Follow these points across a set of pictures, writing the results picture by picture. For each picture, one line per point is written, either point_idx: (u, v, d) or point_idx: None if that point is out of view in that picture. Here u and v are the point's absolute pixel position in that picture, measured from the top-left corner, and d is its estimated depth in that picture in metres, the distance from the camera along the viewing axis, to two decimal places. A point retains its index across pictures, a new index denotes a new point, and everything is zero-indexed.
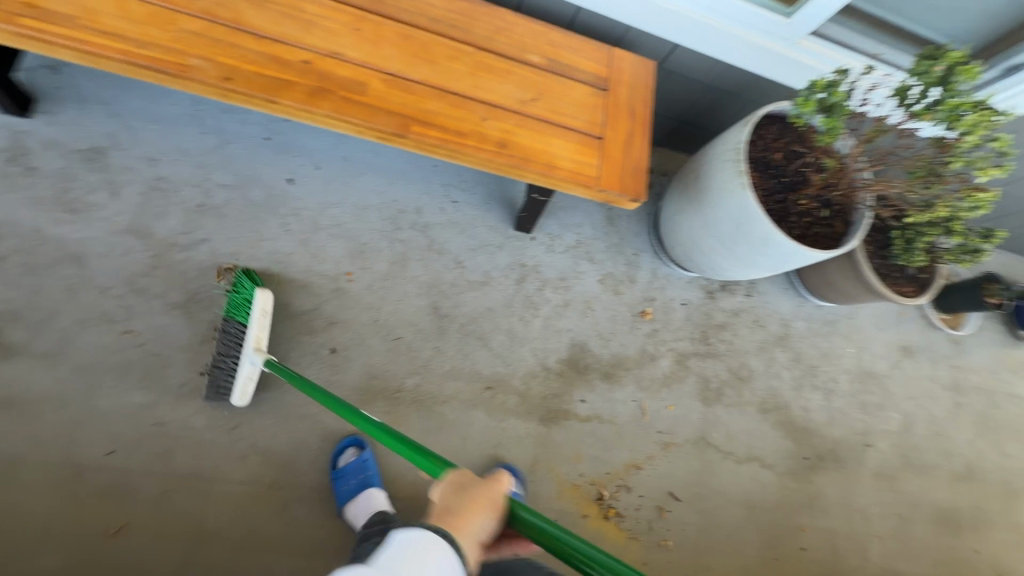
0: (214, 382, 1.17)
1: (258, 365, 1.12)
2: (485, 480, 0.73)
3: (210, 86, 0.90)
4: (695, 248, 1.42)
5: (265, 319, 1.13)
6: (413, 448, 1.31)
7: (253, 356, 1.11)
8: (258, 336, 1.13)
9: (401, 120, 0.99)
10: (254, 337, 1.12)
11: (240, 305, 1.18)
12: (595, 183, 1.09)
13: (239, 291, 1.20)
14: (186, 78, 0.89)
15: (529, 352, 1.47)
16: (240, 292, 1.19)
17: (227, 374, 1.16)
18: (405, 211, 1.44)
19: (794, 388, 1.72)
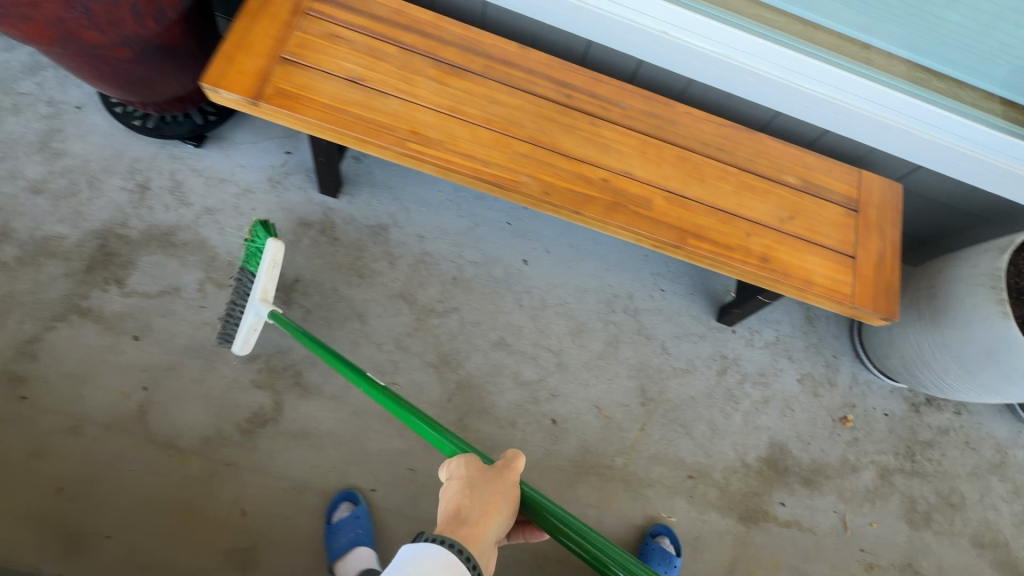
0: (221, 328, 1.26)
1: (260, 315, 1.21)
2: (500, 474, 0.80)
3: (533, 199, 1.07)
4: (923, 363, 1.39)
5: (271, 271, 1.20)
6: (620, 528, 1.36)
7: (258, 306, 1.21)
8: (265, 287, 1.21)
9: (680, 234, 1.11)
10: (261, 288, 1.20)
11: (250, 254, 1.24)
12: (851, 301, 1.14)
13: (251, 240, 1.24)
14: (516, 191, 1.07)
15: (729, 446, 1.48)
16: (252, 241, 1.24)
17: (232, 322, 1.25)
18: (619, 296, 1.55)
19: (1015, 524, 1.55)
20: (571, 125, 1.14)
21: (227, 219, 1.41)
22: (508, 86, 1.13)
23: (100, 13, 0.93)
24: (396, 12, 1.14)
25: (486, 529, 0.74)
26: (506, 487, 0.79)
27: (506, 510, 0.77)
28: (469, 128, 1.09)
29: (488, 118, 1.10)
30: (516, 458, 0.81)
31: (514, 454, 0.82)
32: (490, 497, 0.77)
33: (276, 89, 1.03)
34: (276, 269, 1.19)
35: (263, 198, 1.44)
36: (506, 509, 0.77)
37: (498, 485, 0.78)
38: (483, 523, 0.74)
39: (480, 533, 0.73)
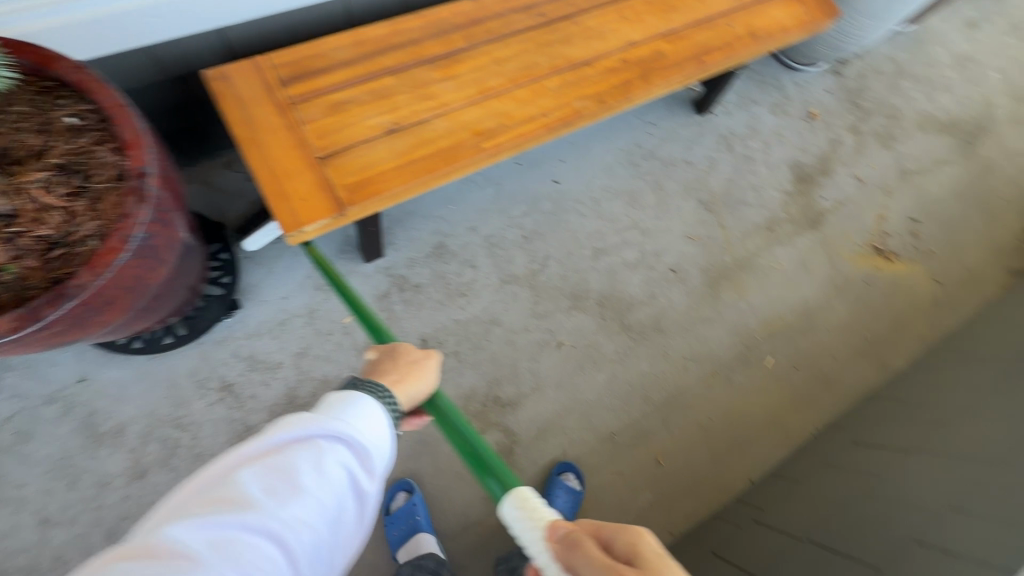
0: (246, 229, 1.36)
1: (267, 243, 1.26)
2: (412, 359, 0.81)
3: (596, 114, 1.15)
4: (847, 36, 1.76)
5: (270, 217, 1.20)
6: (763, 295, 1.68)
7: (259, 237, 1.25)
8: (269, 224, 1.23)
9: (698, 59, 1.25)
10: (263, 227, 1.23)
11: None
12: (814, 23, 1.39)
13: None
14: (581, 118, 1.14)
15: (772, 190, 1.81)
16: None
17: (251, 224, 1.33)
18: (632, 151, 1.72)
19: (927, 100, 2.11)
20: (566, 36, 1.19)
21: (324, 346, 1.34)
22: (498, 41, 1.14)
23: (165, 239, 0.81)
24: (358, 44, 1.07)
25: (406, 388, 0.77)
26: (417, 366, 0.81)
27: (425, 382, 0.80)
28: (507, 97, 1.11)
29: (511, 78, 1.12)
30: (432, 355, 0.85)
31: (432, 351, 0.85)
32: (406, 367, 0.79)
33: (347, 187, 0.98)
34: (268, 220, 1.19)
35: (332, 306, 1.37)
36: (423, 380, 0.79)
37: (415, 361, 0.81)
38: (404, 380, 0.78)
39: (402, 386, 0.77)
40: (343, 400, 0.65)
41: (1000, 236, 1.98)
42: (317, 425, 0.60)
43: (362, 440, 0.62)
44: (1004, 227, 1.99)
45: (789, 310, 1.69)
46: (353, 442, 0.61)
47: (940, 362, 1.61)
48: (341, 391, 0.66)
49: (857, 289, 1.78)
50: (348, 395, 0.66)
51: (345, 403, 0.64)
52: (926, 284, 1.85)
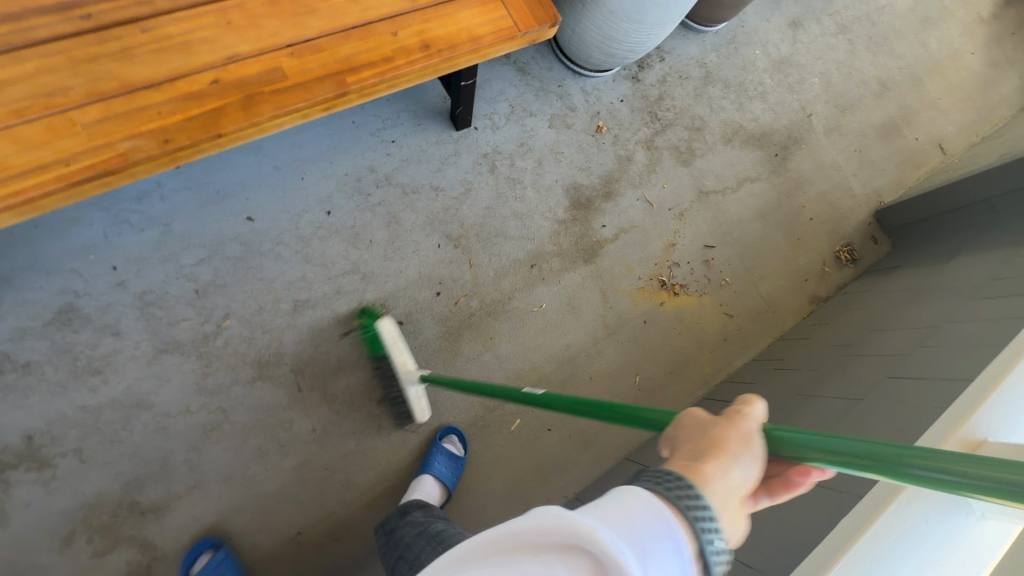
0: (394, 406, 1.28)
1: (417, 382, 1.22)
2: None
3: (159, 159, 0.86)
4: (611, 44, 1.50)
5: (398, 343, 1.22)
6: (516, 344, 1.46)
7: (410, 377, 1.21)
8: (404, 359, 1.22)
9: (335, 80, 0.98)
10: (401, 362, 1.21)
11: (373, 344, 1.28)
12: (517, 31, 1.14)
13: (366, 333, 1.29)
14: (133, 165, 0.85)
15: (540, 219, 1.57)
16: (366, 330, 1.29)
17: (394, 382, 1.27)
18: (362, 176, 1.44)
19: (738, 109, 1.93)
20: (124, 48, 0.87)
21: None
22: (2, 55, 0.82)
23: None
24: None
25: (722, 473, 0.53)
26: (742, 436, 0.56)
27: None
28: (1, 137, 0.80)
29: (16, 111, 0.81)
30: (753, 402, 0.60)
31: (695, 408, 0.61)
32: (719, 439, 0.55)
33: None
34: (401, 339, 1.22)
35: None
36: None
37: (726, 431, 0.56)
38: (713, 466, 0.53)
39: (714, 473, 0.52)
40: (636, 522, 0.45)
41: (803, 260, 1.87)
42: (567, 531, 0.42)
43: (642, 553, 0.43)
44: (808, 250, 1.88)
45: (548, 362, 1.48)
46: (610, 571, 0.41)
47: None
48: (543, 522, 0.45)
49: (633, 330, 1.60)
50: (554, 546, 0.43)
51: None
52: (716, 317, 1.70)
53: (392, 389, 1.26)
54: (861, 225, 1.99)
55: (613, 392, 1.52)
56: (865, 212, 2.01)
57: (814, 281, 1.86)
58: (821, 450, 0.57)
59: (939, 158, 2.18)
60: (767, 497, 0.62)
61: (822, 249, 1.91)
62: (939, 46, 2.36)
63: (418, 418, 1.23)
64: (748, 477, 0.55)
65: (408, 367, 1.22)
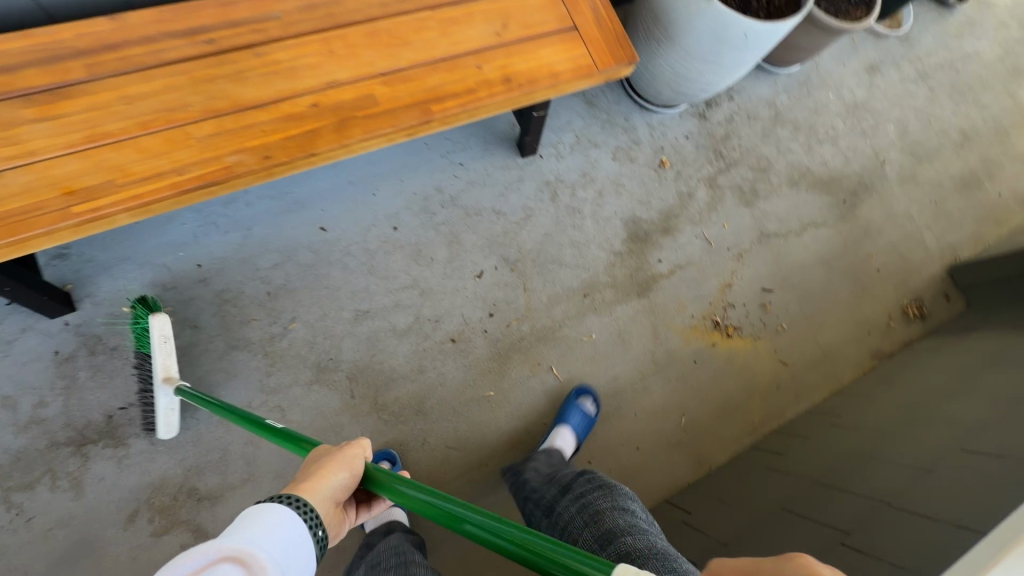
0: (143, 416, 1.17)
1: (172, 394, 1.11)
2: None
3: (257, 173, 0.93)
4: (683, 82, 1.51)
5: (167, 345, 1.11)
6: (562, 372, 1.47)
7: (165, 387, 1.10)
8: (166, 364, 1.12)
9: (420, 108, 1.03)
10: (162, 367, 1.11)
11: (139, 338, 1.16)
12: (595, 69, 1.17)
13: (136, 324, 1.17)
14: (235, 177, 0.92)
15: (597, 249, 1.59)
16: (138, 321, 1.16)
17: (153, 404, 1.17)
18: (429, 196, 1.49)
19: (807, 151, 1.89)
20: (237, 71, 0.96)
21: None
22: (136, 73, 0.92)
23: None
24: None
25: (319, 486, 0.71)
26: (345, 461, 0.76)
27: None
28: (128, 146, 0.89)
29: (142, 123, 0.90)
30: (362, 444, 0.80)
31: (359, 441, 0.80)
32: (324, 465, 0.75)
33: None
34: (170, 341, 1.11)
35: None
36: None
37: (335, 459, 0.76)
38: (320, 478, 0.73)
39: (315, 484, 0.71)
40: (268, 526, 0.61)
41: (867, 312, 1.79)
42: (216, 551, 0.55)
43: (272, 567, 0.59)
44: (873, 302, 1.81)
45: (594, 393, 1.47)
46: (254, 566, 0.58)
47: (755, 467, 1.40)
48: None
49: (683, 368, 1.57)
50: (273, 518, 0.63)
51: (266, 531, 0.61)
52: (769, 363, 1.65)
53: (142, 393, 1.16)
54: (932, 280, 1.89)
55: (658, 430, 1.50)
56: (939, 267, 1.91)
57: (878, 335, 1.77)
58: (410, 494, 0.74)
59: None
60: (364, 511, 0.88)
61: (889, 303, 1.82)
62: None
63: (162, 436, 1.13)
64: (342, 484, 0.74)
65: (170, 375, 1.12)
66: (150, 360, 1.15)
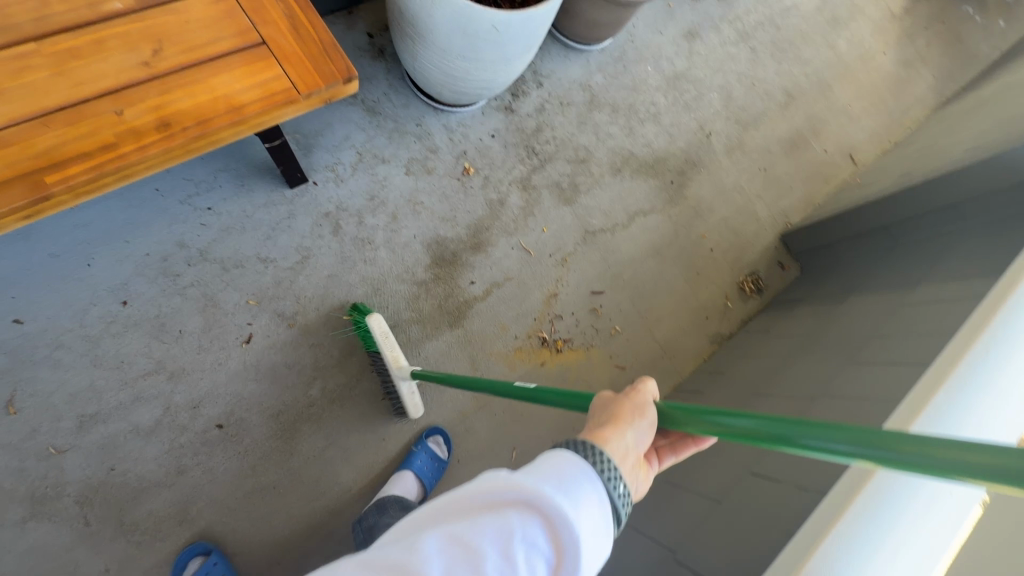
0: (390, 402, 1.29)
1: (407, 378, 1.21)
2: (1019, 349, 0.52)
3: None
4: (456, 82, 1.31)
5: (389, 339, 1.23)
6: (366, 434, 1.29)
7: (400, 372, 1.21)
8: (393, 355, 1.22)
9: (27, 181, 0.78)
10: (391, 358, 1.21)
11: (364, 339, 1.27)
12: (294, 93, 0.93)
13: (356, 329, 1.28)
14: None
15: (395, 282, 1.40)
16: (360, 327, 1.28)
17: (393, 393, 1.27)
18: (169, 255, 1.24)
19: (627, 134, 1.78)
20: None
21: None
22: None
23: None
24: None
25: (619, 437, 0.61)
26: (636, 406, 0.66)
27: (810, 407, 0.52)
28: None
29: None
30: (647, 383, 0.71)
31: (645, 380, 0.72)
32: (616, 413, 0.65)
33: None
34: (391, 336, 1.23)
35: None
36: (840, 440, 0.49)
37: (623, 404, 0.66)
38: (618, 428, 0.62)
39: (612, 436, 0.61)
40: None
41: (704, 297, 1.73)
42: (515, 487, 0.51)
43: (573, 544, 0.50)
44: (709, 284, 1.75)
45: (406, 449, 1.31)
46: (561, 533, 0.50)
47: None
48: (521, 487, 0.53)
49: (510, 397, 1.44)
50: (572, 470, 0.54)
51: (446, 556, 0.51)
52: (606, 371, 1.56)
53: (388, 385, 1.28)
54: (768, 251, 1.87)
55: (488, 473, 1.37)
56: (772, 236, 1.89)
57: (716, 319, 1.73)
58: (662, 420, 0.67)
59: (851, 169, 2.07)
60: (671, 456, 0.74)
61: (726, 283, 1.78)
62: (849, 47, 2.24)
63: (412, 414, 1.24)
64: (643, 438, 0.64)
65: (399, 363, 1.21)
66: (380, 355, 1.25)
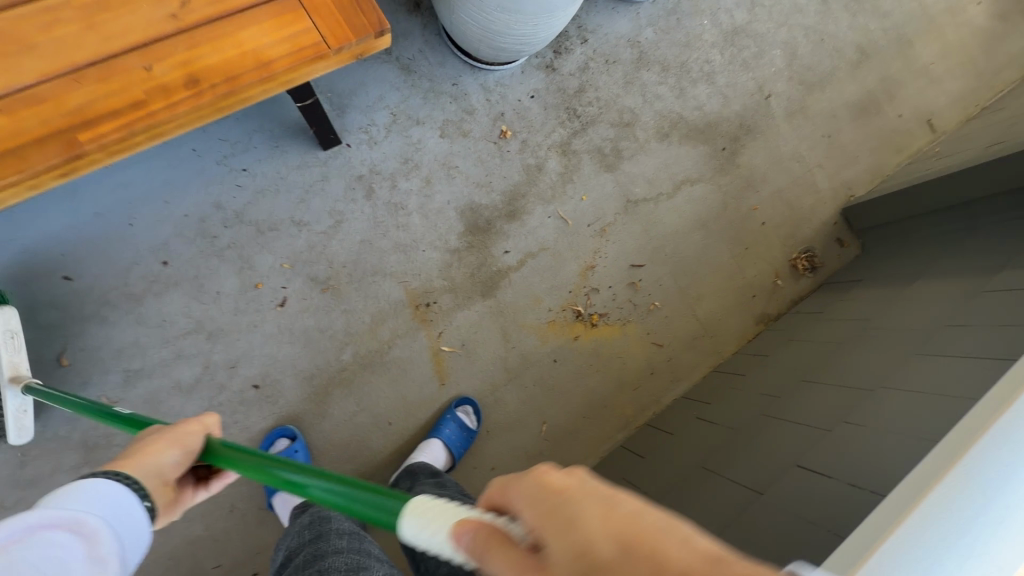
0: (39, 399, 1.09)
1: (23, 395, 1.04)
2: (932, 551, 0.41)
3: None
4: (495, 37, 1.23)
5: (14, 341, 1.05)
6: (397, 401, 1.29)
7: (12, 388, 1.04)
8: (13, 363, 1.05)
9: (64, 139, 0.78)
10: (9, 366, 1.04)
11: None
12: (325, 48, 0.89)
13: None
14: None
15: (428, 250, 1.37)
16: None
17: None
18: (206, 216, 1.24)
19: (677, 96, 1.65)
20: None
21: None
22: None
23: None
24: None
25: (150, 460, 0.61)
26: (178, 436, 0.64)
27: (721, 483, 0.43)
28: None
29: None
30: (205, 418, 0.68)
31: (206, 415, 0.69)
32: (150, 441, 0.63)
33: None
34: (16, 338, 1.05)
35: None
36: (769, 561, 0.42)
37: (161, 436, 0.64)
38: (142, 453, 0.61)
39: (137, 460, 0.60)
40: (89, 494, 0.53)
41: (752, 274, 1.63)
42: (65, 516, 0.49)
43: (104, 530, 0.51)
44: (758, 260, 1.64)
45: (435, 418, 1.30)
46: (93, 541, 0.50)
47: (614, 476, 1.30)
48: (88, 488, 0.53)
49: (541, 370, 1.41)
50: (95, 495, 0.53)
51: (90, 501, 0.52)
52: (642, 347, 1.50)
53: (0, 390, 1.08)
54: (825, 226, 1.73)
55: (517, 445, 1.36)
56: (831, 210, 1.75)
57: (763, 297, 1.63)
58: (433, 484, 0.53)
59: (928, 137, 1.87)
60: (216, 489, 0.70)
61: (776, 259, 1.67)
62: None
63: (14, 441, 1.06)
64: (174, 462, 0.62)
65: (17, 371, 1.05)
66: None
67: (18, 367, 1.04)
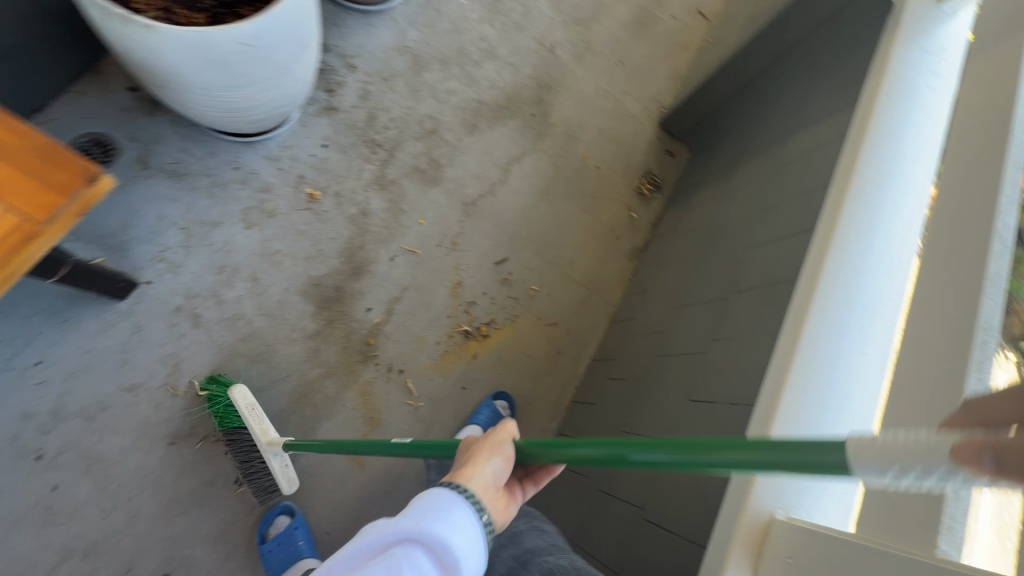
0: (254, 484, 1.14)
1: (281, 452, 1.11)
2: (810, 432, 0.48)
3: None
4: (242, 113, 1.13)
5: (256, 411, 1.10)
6: (325, 507, 1.22)
7: (273, 449, 1.09)
8: (263, 428, 1.09)
9: None
10: (261, 432, 1.09)
11: (221, 409, 1.13)
12: (28, 225, 0.76)
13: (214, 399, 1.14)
14: None
15: (287, 346, 1.27)
16: (218, 396, 1.14)
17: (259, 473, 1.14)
18: (16, 431, 1.08)
19: (469, 83, 1.62)
20: None
21: None
22: None
23: None
24: None
25: (477, 471, 0.64)
26: (494, 444, 0.68)
27: (501, 457, 0.68)
28: None
29: None
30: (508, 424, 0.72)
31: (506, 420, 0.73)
32: (475, 450, 0.68)
33: None
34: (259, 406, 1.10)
35: None
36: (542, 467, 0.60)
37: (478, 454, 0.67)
38: (474, 463, 0.65)
39: (471, 472, 0.64)
40: (441, 505, 0.59)
41: (608, 218, 1.68)
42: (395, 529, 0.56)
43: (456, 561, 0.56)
44: (608, 203, 1.69)
45: (371, 505, 1.24)
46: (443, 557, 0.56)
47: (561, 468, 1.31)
48: (431, 493, 0.60)
49: (455, 403, 1.38)
50: (446, 504, 0.59)
51: (438, 512, 0.58)
52: (540, 333, 1.51)
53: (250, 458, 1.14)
54: (652, 145, 1.80)
55: None
56: (652, 128, 1.82)
57: (627, 234, 1.68)
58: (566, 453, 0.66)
59: (705, 26, 1.97)
60: (532, 486, 0.75)
61: (624, 194, 1.72)
62: None
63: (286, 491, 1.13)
64: (501, 469, 0.66)
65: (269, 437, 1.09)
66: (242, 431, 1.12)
67: (272, 431, 1.08)
